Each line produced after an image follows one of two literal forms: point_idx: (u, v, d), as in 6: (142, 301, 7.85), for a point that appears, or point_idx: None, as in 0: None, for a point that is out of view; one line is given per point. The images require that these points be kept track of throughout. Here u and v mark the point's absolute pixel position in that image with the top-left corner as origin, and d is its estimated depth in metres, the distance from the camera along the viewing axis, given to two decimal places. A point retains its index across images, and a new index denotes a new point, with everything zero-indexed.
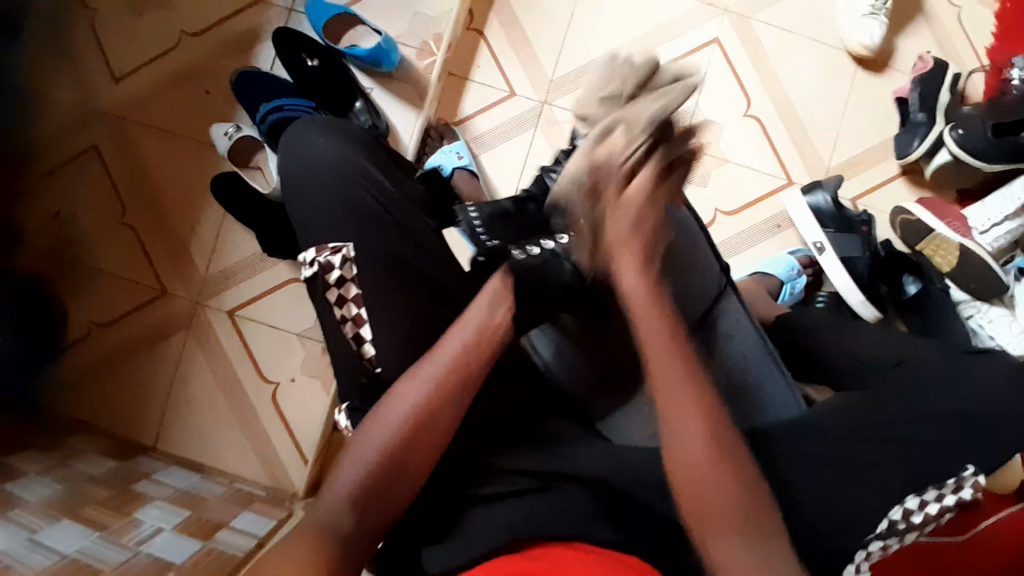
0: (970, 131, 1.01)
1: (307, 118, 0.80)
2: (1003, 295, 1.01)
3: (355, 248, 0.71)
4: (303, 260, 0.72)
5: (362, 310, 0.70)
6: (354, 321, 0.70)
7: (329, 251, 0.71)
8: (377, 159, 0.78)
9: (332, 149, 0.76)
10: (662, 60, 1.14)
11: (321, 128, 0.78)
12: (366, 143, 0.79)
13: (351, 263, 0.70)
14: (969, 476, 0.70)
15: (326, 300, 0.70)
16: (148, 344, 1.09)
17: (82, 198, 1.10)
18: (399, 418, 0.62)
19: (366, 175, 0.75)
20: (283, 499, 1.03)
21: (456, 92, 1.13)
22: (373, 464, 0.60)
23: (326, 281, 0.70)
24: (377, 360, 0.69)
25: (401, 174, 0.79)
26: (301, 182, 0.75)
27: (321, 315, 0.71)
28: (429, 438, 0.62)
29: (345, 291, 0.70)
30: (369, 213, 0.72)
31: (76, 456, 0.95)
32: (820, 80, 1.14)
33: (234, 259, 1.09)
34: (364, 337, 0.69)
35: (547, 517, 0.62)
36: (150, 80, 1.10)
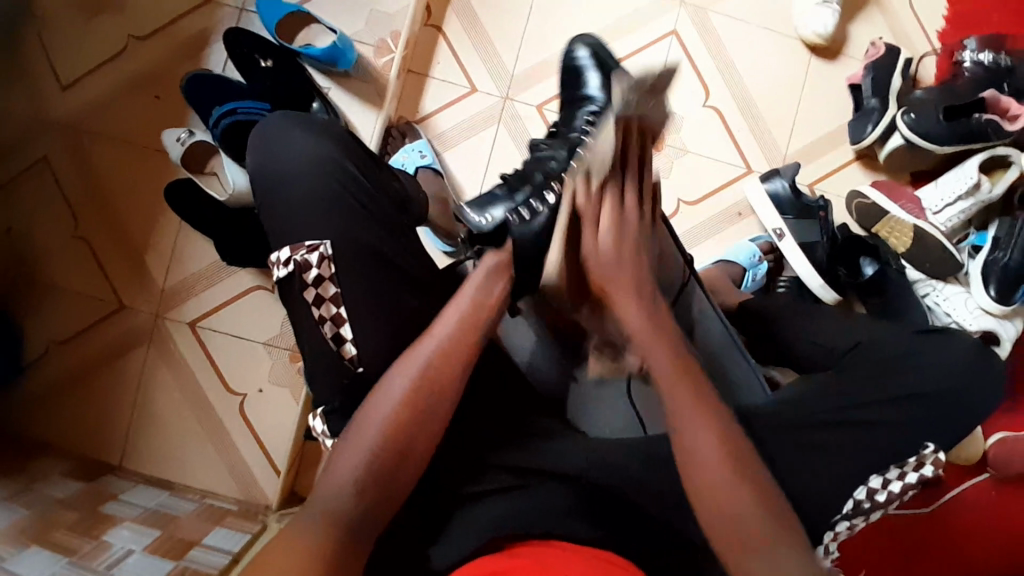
0: (922, 116, 1.04)
1: (276, 112, 0.76)
2: (958, 273, 1.05)
3: (333, 246, 0.68)
4: (276, 259, 0.69)
5: (341, 309, 0.68)
6: (333, 321, 0.68)
7: (305, 249, 0.68)
8: (353, 154, 0.75)
9: (305, 146, 0.73)
10: (623, 52, 1.14)
11: (291, 122, 0.74)
12: (339, 136, 0.75)
13: (328, 262, 0.68)
14: (929, 453, 0.74)
15: (303, 300, 0.68)
16: (108, 360, 1.05)
17: (31, 211, 1.05)
18: (391, 407, 0.62)
19: (344, 173, 0.72)
20: (255, 512, 1.01)
21: (416, 89, 1.12)
22: (373, 454, 0.60)
23: (303, 281, 0.67)
24: (359, 359, 0.67)
25: (375, 168, 0.77)
26: (276, 181, 0.71)
27: (298, 315, 0.69)
28: (427, 423, 0.63)
29: (322, 290, 0.68)
30: (338, 214, 0.70)
31: (40, 479, 0.92)
32: (777, 69, 1.15)
33: (195, 269, 1.06)
34: (344, 337, 0.67)
35: (524, 517, 0.62)
36: (98, 87, 1.06)
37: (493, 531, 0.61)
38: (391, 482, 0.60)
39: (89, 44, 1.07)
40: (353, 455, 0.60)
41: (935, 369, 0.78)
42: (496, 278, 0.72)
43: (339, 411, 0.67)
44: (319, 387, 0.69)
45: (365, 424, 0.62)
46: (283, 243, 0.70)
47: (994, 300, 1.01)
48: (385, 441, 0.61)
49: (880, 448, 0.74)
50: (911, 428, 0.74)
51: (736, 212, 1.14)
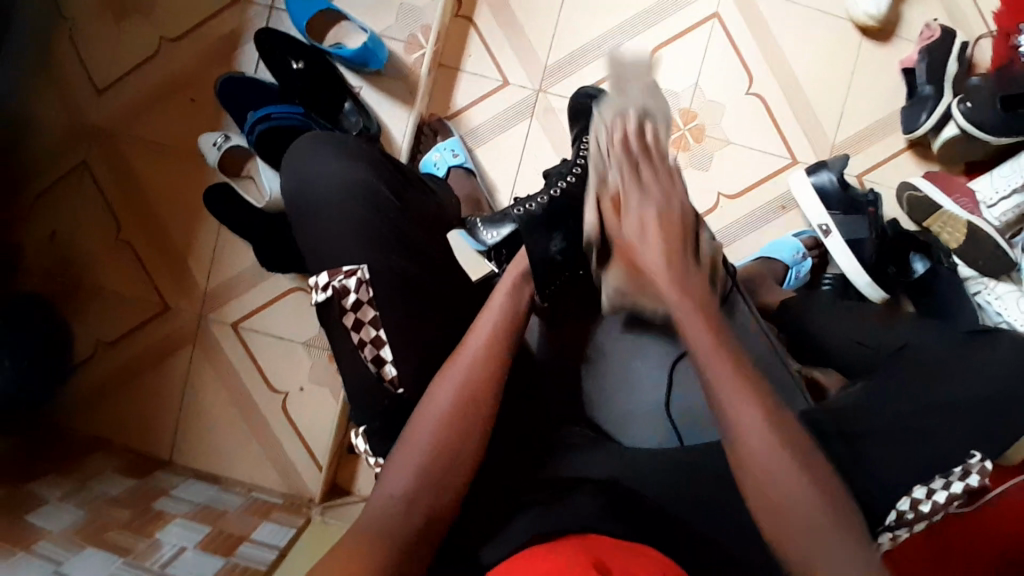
0: (979, 104, 0.97)
1: (306, 135, 0.76)
2: (1012, 271, 1.00)
3: (369, 270, 0.67)
4: (316, 282, 0.69)
5: (380, 333, 0.66)
6: (373, 344, 0.66)
7: (343, 273, 0.67)
8: (386, 176, 0.74)
9: (338, 169, 0.72)
10: (660, 39, 1.09)
11: (324, 144, 0.74)
12: (371, 158, 0.75)
13: (367, 286, 0.66)
14: (975, 462, 0.70)
15: (344, 325, 0.67)
16: (155, 360, 1.08)
17: (76, 216, 1.08)
18: (438, 417, 0.63)
19: (378, 195, 0.72)
20: (299, 506, 1.04)
21: (447, 84, 1.10)
22: (425, 462, 0.60)
23: (342, 306, 0.67)
24: (399, 381, 0.67)
25: (409, 192, 0.76)
26: (311, 206, 0.71)
27: (340, 337, 0.68)
28: (474, 431, 0.63)
29: (362, 314, 0.66)
30: (374, 233, 0.69)
31: (94, 477, 0.96)
32: (824, 52, 1.10)
33: (233, 270, 1.07)
34: (384, 359, 0.66)
35: (558, 517, 0.59)
36: (133, 92, 1.07)
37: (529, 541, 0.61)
38: (443, 498, 0.60)
39: (123, 47, 1.07)
40: (405, 465, 0.60)
41: (984, 377, 0.75)
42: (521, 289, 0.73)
43: (380, 432, 0.68)
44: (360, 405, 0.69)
45: (412, 436, 0.62)
46: (318, 264, 0.69)
47: None
48: (431, 457, 0.61)
49: (927, 465, 0.71)
50: (957, 444, 0.72)
51: (780, 206, 1.11)
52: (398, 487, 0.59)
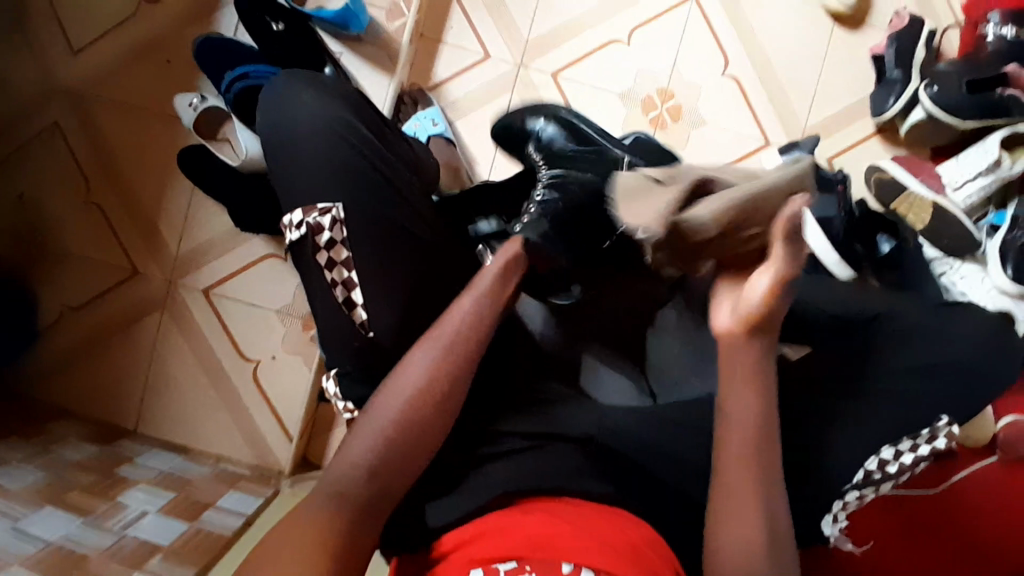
0: (945, 87, 1.01)
1: (279, 74, 0.75)
2: (976, 251, 1.03)
3: (344, 209, 0.67)
4: (289, 221, 0.68)
5: (352, 275, 0.67)
6: (345, 286, 0.67)
7: (318, 211, 0.67)
8: (364, 115, 0.73)
9: (315, 106, 0.71)
10: (638, 19, 1.11)
11: (297, 79, 0.73)
12: (350, 98, 0.74)
13: (340, 225, 0.67)
14: (942, 426, 0.74)
15: (315, 263, 0.67)
16: (123, 327, 1.06)
17: (46, 178, 1.06)
18: (411, 389, 0.61)
19: (355, 132, 0.70)
20: (268, 478, 1.02)
21: (429, 55, 1.10)
22: (391, 430, 0.59)
23: (314, 244, 0.66)
24: (369, 326, 0.67)
25: (386, 133, 0.75)
26: (285, 142, 0.70)
27: (312, 279, 0.68)
28: (445, 404, 0.61)
29: (335, 253, 0.67)
30: (346, 173, 0.68)
31: (59, 441, 0.94)
32: (797, 37, 1.12)
33: (206, 235, 1.06)
34: (355, 301, 0.67)
35: (534, 475, 0.63)
36: (108, 51, 1.05)
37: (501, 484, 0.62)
38: (410, 457, 0.59)
39: (100, 7, 1.05)
40: (368, 433, 0.60)
41: (950, 339, 0.77)
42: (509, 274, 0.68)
43: (354, 374, 0.68)
44: (334, 348, 0.69)
45: (381, 404, 0.61)
46: (291, 205, 0.68)
47: (1011, 280, 0.99)
48: (398, 428, 0.59)
49: (888, 420, 0.73)
50: (920, 404, 0.74)
51: None
52: (368, 451, 0.58)
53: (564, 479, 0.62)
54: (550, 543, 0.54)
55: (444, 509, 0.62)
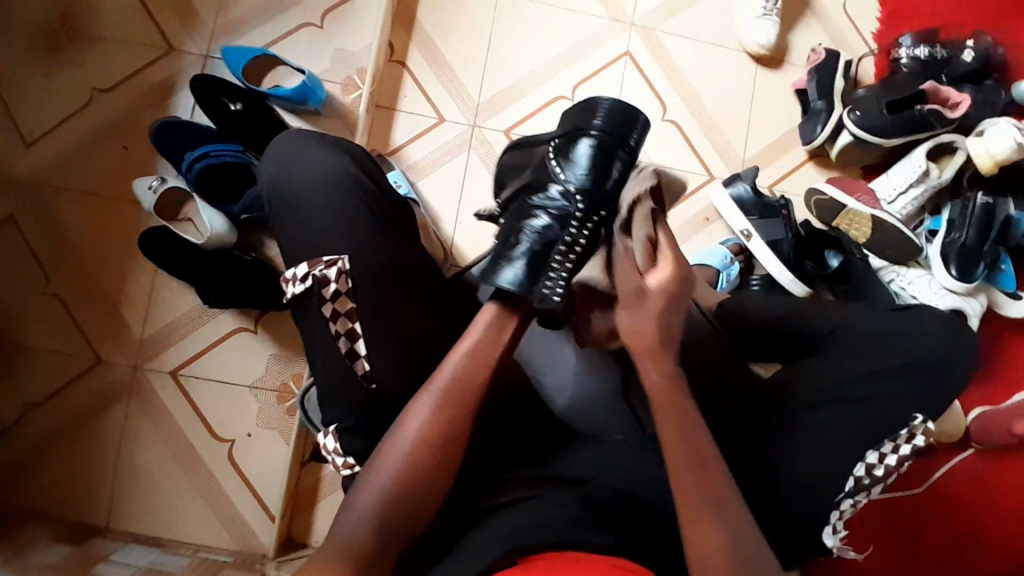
0: (866, 112, 1.11)
1: (285, 133, 0.77)
2: (918, 257, 1.11)
3: (351, 260, 0.69)
4: (293, 274, 0.69)
5: (355, 326, 0.68)
6: (348, 336, 0.68)
7: (323, 264, 0.68)
8: (366, 167, 0.76)
9: (319, 160, 0.73)
10: (582, 73, 1.19)
11: (310, 137, 0.76)
12: (351, 151, 0.77)
13: (346, 276, 0.68)
14: (919, 424, 0.77)
15: (320, 314, 0.68)
16: (88, 420, 1.02)
17: (0, 272, 1.03)
18: (406, 445, 0.61)
19: (359, 183, 0.73)
20: (253, 562, 0.97)
21: (385, 122, 1.14)
22: (390, 487, 0.60)
23: (321, 296, 0.68)
24: (372, 376, 0.68)
25: (384, 183, 0.77)
26: (293, 197, 0.72)
27: (314, 334, 0.69)
28: (444, 455, 0.62)
29: (340, 304, 0.68)
30: (353, 224, 0.71)
31: (25, 545, 0.88)
32: (726, 79, 1.22)
33: (173, 315, 1.04)
34: (359, 352, 0.68)
35: (538, 526, 0.63)
36: (63, 141, 1.06)
37: (505, 544, 0.61)
38: (416, 503, 0.60)
39: (55, 99, 1.06)
40: (368, 480, 0.61)
41: (909, 341, 0.81)
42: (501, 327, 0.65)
43: (352, 429, 0.68)
44: (332, 404, 0.69)
45: (378, 459, 0.61)
46: (289, 264, 0.70)
47: (957, 279, 1.06)
48: (396, 484, 0.60)
49: (866, 423, 0.77)
50: (897, 405, 0.77)
51: (704, 218, 1.19)
52: (373, 496, 0.59)
53: (566, 522, 0.63)
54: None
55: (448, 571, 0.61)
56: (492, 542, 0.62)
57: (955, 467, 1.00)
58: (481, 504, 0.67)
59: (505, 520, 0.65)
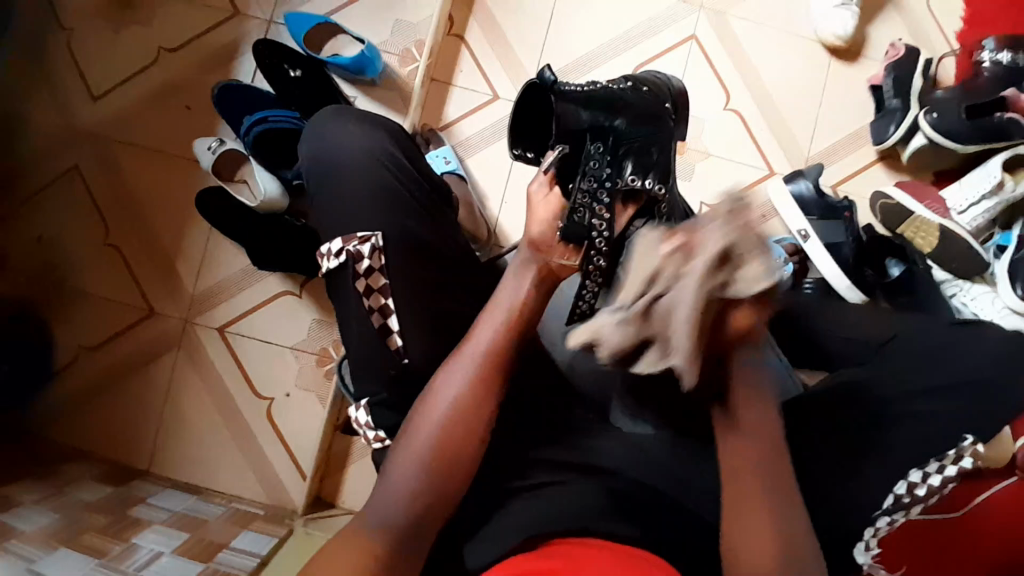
0: (944, 115, 1.05)
1: (327, 107, 0.79)
2: (985, 272, 1.05)
3: (384, 237, 0.68)
4: (328, 250, 0.70)
5: (388, 301, 0.68)
6: (381, 312, 0.68)
7: (357, 240, 0.68)
8: (401, 146, 0.77)
9: (356, 139, 0.74)
10: (643, 57, 1.15)
11: (348, 114, 0.77)
12: (387, 129, 0.77)
13: (379, 253, 0.68)
14: (968, 446, 0.71)
15: (354, 290, 0.68)
16: (139, 367, 1.06)
17: (66, 220, 1.08)
18: (436, 419, 0.61)
19: (393, 163, 0.74)
20: (283, 517, 1.00)
21: (439, 97, 1.13)
22: (419, 460, 0.60)
23: (355, 271, 0.68)
24: (406, 351, 0.68)
25: (423, 163, 0.79)
26: (329, 175, 0.73)
27: (349, 304, 0.69)
28: (471, 433, 0.62)
29: (373, 281, 0.68)
30: (385, 200, 0.71)
31: (73, 482, 0.94)
32: (795, 71, 1.16)
33: (223, 274, 1.07)
34: (392, 328, 0.68)
35: (554, 515, 0.62)
36: (129, 98, 1.09)
37: (522, 531, 0.62)
38: (439, 480, 0.61)
39: (123, 57, 1.10)
40: (401, 450, 0.62)
41: (962, 359, 0.75)
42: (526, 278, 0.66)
43: (386, 402, 0.69)
44: (364, 373, 0.69)
45: (409, 432, 0.62)
46: (331, 235, 0.71)
47: (1022, 300, 1.01)
48: (422, 459, 0.60)
49: (915, 442, 0.72)
50: (948, 424, 0.72)
51: (761, 215, 1.15)
52: (409, 456, 0.61)
53: (588, 516, 0.62)
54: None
55: (476, 552, 0.63)
56: (510, 528, 0.63)
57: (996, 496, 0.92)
58: (505, 487, 0.68)
59: (526, 504, 0.65)
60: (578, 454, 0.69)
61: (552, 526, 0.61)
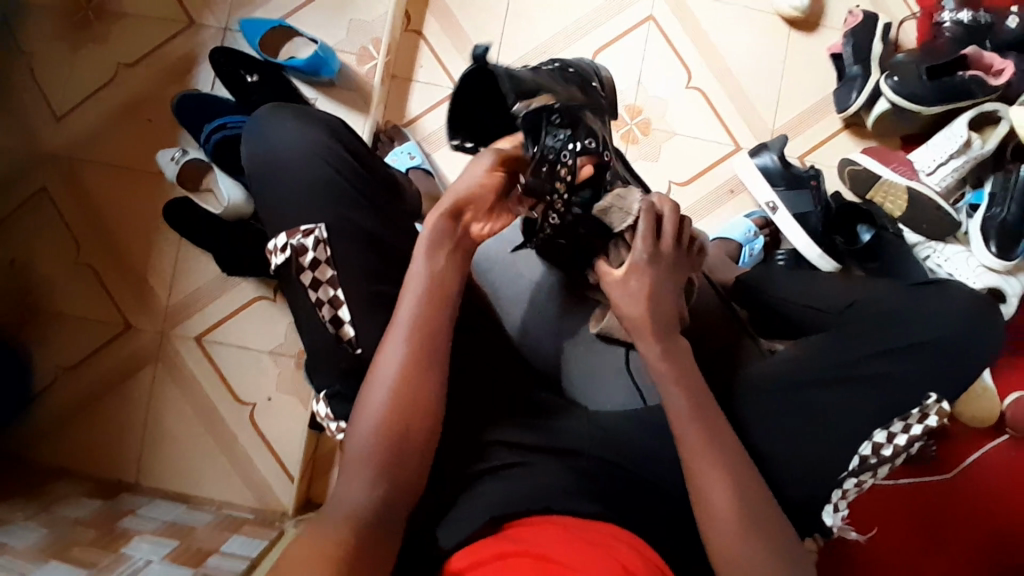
0: (905, 78, 1.04)
1: (267, 105, 0.81)
2: (958, 232, 1.05)
3: (327, 229, 0.71)
4: (275, 246, 0.73)
5: (337, 292, 0.71)
6: (331, 304, 0.71)
7: (301, 234, 0.71)
8: (344, 139, 0.79)
9: (296, 137, 0.77)
10: (602, 40, 1.15)
11: (287, 112, 0.79)
12: (329, 124, 0.79)
13: (323, 246, 0.71)
14: (932, 403, 0.73)
15: (301, 283, 0.72)
16: (119, 382, 1.07)
17: (38, 242, 1.09)
18: (384, 393, 0.63)
19: (333, 158, 0.76)
20: (272, 520, 1.02)
21: (401, 94, 1.14)
22: (376, 438, 0.62)
23: (299, 264, 0.71)
24: (357, 341, 0.71)
25: (368, 155, 0.81)
26: (271, 172, 0.76)
27: (300, 298, 0.73)
28: (420, 401, 0.63)
29: (319, 273, 0.71)
30: (325, 195, 0.73)
31: (60, 500, 0.95)
32: (754, 45, 1.16)
33: (196, 284, 1.08)
34: (342, 319, 0.71)
35: (521, 496, 0.63)
36: (91, 116, 1.10)
37: (487, 512, 0.62)
38: (403, 473, 0.61)
39: (82, 75, 1.10)
40: (358, 432, 0.63)
41: (919, 321, 0.77)
42: (439, 252, 0.67)
43: (343, 394, 0.72)
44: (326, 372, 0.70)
45: (360, 414, 0.63)
46: (285, 238, 0.72)
47: (996, 256, 1.01)
48: (385, 453, 0.61)
49: (876, 404, 0.73)
50: (907, 384, 0.74)
51: (729, 189, 1.15)
52: (365, 437, 0.62)
53: (554, 496, 0.63)
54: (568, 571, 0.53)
55: (445, 534, 0.62)
56: (472, 513, 0.63)
57: (989, 453, 1.01)
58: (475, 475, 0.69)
59: (492, 488, 0.65)
60: (543, 437, 0.70)
61: (517, 508, 0.62)
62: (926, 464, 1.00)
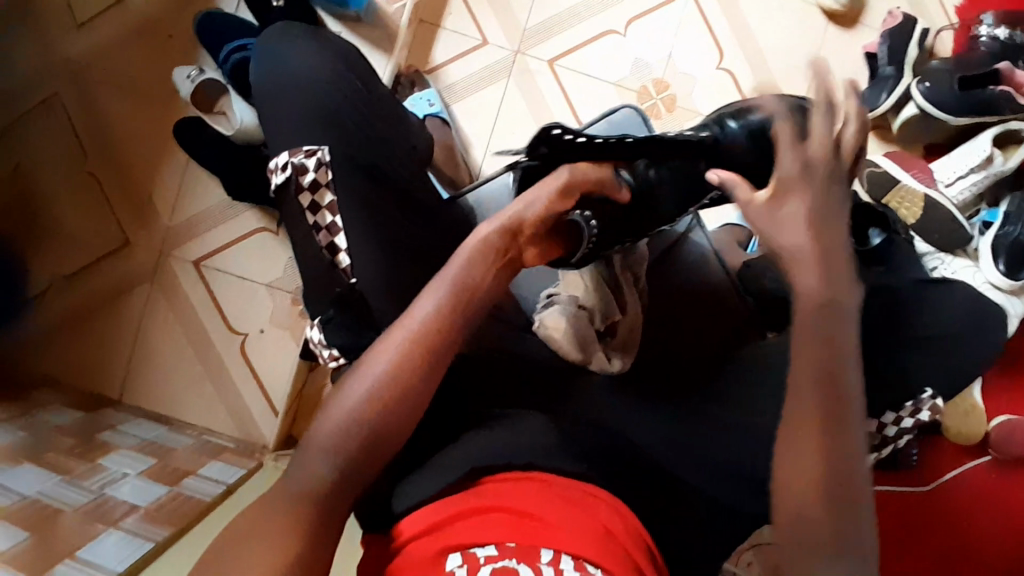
0: (937, 84, 1.03)
1: (276, 24, 0.80)
2: (968, 246, 1.04)
3: (330, 152, 0.71)
4: (276, 165, 0.72)
5: (336, 220, 0.71)
6: (328, 230, 0.71)
7: (303, 154, 0.71)
8: (352, 68, 0.77)
9: (305, 59, 0.75)
10: (636, 9, 1.13)
11: (297, 33, 0.77)
12: (340, 50, 0.77)
13: (325, 168, 0.71)
14: (927, 399, 0.74)
15: (299, 205, 0.71)
16: (114, 297, 1.07)
17: (43, 146, 1.07)
18: (374, 378, 0.58)
19: (340, 84, 0.74)
20: (252, 451, 1.01)
21: (426, 39, 1.12)
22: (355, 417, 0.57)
23: (298, 185, 0.70)
24: (352, 271, 0.71)
25: (381, 85, 0.79)
26: (276, 94, 0.75)
27: (294, 218, 0.72)
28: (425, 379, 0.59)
29: (319, 197, 0.71)
30: (331, 122, 0.72)
31: (43, 405, 0.94)
32: (790, 33, 1.14)
33: (200, 207, 1.07)
34: (338, 247, 0.71)
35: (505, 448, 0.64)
36: (109, 25, 1.07)
37: (467, 465, 0.63)
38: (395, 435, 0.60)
39: None
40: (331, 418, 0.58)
41: (923, 321, 0.76)
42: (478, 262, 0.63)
43: (335, 321, 0.69)
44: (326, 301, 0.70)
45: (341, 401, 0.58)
46: (296, 151, 0.71)
47: (1004, 276, 1.00)
48: None
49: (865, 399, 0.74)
50: (900, 381, 0.75)
51: None
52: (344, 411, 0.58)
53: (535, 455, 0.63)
54: (532, 526, 0.55)
55: (433, 482, 0.63)
56: (454, 463, 0.64)
57: (968, 473, 1.01)
58: (465, 420, 0.69)
59: (476, 441, 0.65)
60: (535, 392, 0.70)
61: (497, 461, 0.62)
62: (905, 472, 1.02)
